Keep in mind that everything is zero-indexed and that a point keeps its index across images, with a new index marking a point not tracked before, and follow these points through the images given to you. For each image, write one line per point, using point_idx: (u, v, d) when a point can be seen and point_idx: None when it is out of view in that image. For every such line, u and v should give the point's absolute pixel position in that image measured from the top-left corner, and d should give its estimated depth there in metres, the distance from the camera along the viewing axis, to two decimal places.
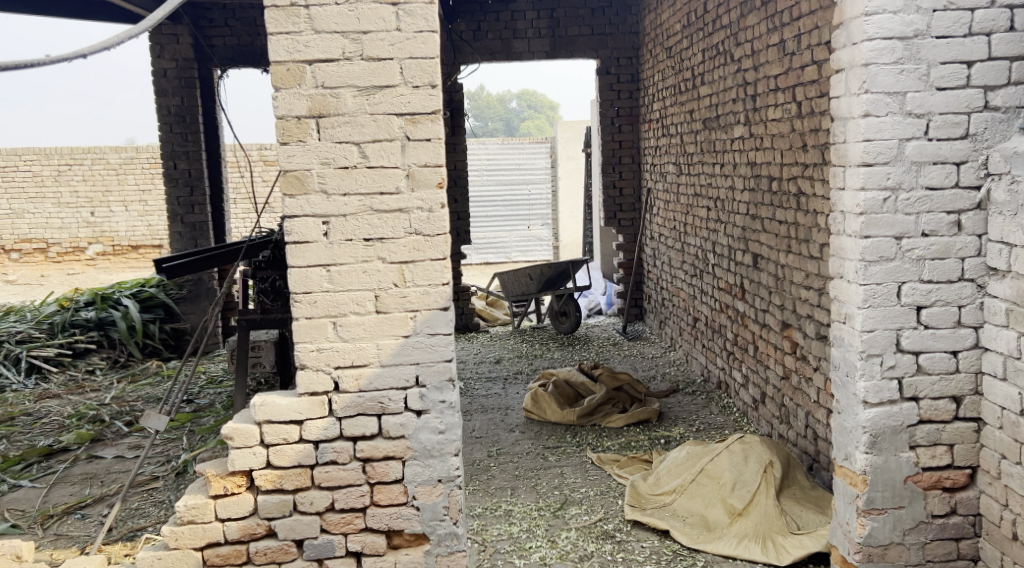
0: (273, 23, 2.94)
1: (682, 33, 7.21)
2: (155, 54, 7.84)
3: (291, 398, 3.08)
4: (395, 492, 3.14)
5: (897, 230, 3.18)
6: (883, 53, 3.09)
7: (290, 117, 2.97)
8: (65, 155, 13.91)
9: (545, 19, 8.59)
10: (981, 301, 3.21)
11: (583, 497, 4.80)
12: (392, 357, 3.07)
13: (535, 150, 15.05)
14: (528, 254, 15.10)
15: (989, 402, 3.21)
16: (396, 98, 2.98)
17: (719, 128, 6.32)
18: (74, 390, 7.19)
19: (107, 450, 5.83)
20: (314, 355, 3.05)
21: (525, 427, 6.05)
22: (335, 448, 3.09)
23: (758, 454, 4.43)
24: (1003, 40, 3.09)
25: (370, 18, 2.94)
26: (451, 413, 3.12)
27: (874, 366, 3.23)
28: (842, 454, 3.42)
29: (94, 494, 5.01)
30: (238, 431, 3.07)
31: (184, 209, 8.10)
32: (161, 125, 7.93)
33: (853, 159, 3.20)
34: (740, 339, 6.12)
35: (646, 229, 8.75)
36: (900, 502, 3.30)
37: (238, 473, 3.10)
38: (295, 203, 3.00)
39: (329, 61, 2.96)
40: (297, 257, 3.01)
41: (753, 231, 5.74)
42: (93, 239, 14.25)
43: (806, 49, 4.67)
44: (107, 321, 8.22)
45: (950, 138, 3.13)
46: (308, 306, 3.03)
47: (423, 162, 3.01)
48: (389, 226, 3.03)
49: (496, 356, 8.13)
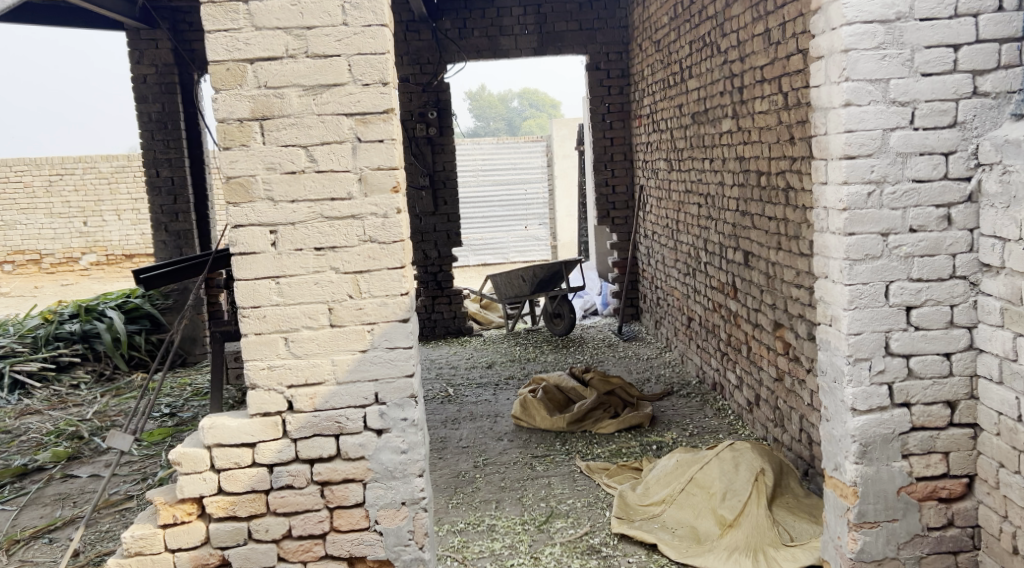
0: (211, 20, 2.79)
1: (670, 25, 7.00)
2: (134, 61, 7.69)
3: (242, 419, 2.92)
4: (356, 516, 2.96)
5: (883, 226, 2.99)
6: (863, 38, 2.90)
7: (232, 121, 2.81)
8: (56, 165, 13.77)
9: (532, 14, 8.37)
10: (974, 300, 3.02)
11: (569, 510, 4.62)
12: (349, 373, 2.90)
13: (531, 149, 14.85)
14: (526, 254, 14.91)
15: (986, 406, 3.02)
16: (344, 97, 2.81)
17: (708, 123, 6.13)
18: (56, 406, 6.93)
19: (83, 468, 5.59)
20: (265, 374, 2.89)
21: (514, 436, 5.86)
22: (290, 472, 2.92)
23: (749, 462, 4.26)
24: (992, 21, 2.89)
25: (315, 12, 2.77)
26: (413, 432, 2.94)
27: (863, 372, 3.04)
28: (832, 464, 3.23)
29: (65, 516, 4.80)
30: (186, 456, 2.91)
31: (167, 217, 7.89)
32: (142, 132, 7.77)
33: (834, 151, 3.01)
34: (733, 339, 5.93)
35: (639, 227, 8.55)
36: (894, 515, 3.11)
37: (188, 500, 2.95)
38: (240, 212, 2.83)
39: (272, 59, 2.79)
40: (243, 270, 2.84)
41: (743, 227, 5.55)
42: (86, 250, 14.12)
43: (790, 38, 4.49)
44: (92, 333, 7.96)
45: (937, 127, 2.95)
46: (258, 321, 2.86)
47: (376, 166, 2.83)
48: (342, 234, 2.85)
49: (489, 361, 7.94)
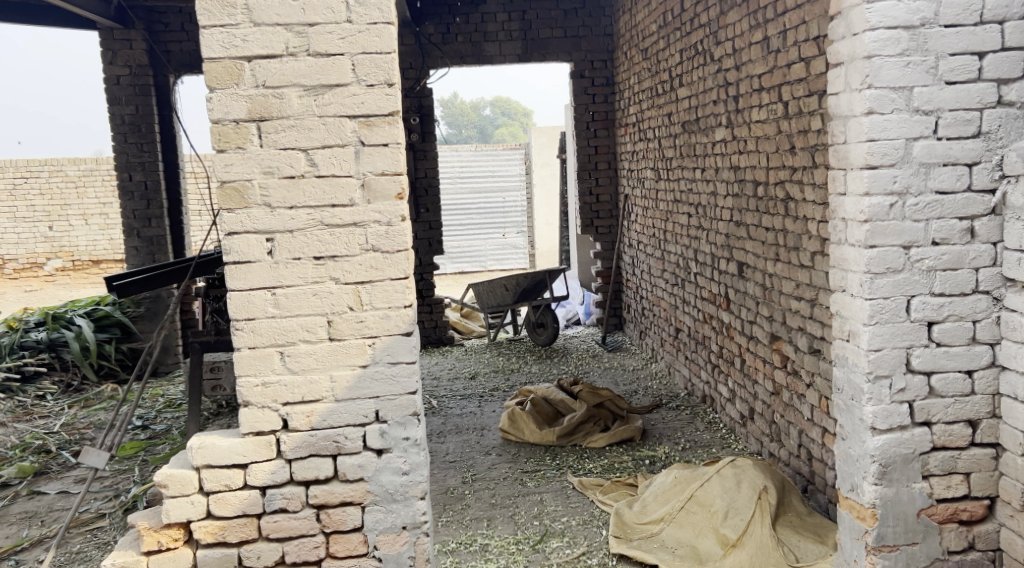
0: (205, 14, 2.62)
1: (659, 34, 6.91)
2: (107, 61, 7.44)
3: (233, 439, 2.74)
4: (354, 542, 2.80)
5: (905, 238, 2.90)
6: (887, 45, 2.81)
7: (227, 121, 2.64)
8: (20, 168, 13.37)
9: (517, 21, 8.25)
10: (997, 315, 2.94)
11: (564, 528, 4.47)
12: (348, 391, 2.73)
13: (509, 156, 14.72)
14: (503, 262, 14.80)
15: (1009, 426, 2.93)
16: (348, 98, 2.65)
17: (700, 132, 6.03)
18: (22, 417, 6.65)
19: (51, 485, 5.34)
20: (259, 392, 2.72)
21: (502, 450, 5.71)
22: (284, 495, 2.75)
23: (751, 480, 4.14)
24: (1018, 29, 2.82)
25: (318, 8, 2.62)
26: (416, 452, 2.78)
27: (883, 390, 2.95)
28: (848, 485, 3.13)
29: (32, 536, 4.56)
30: (173, 478, 2.73)
31: (140, 223, 7.63)
32: (115, 135, 7.50)
33: (855, 161, 2.92)
34: (725, 352, 5.82)
35: (624, 236, 8.45)
36: (914, 538, 3.02)
37: (175, 526, 2.77)
38: (234, 218, 2.66)
39: (270, 57, 2.63)
40: (237, 279, 2.67)
41: (737, 238, 5.44)
42: (51, 255, 13.77)
43: (792, 46, 4.39)
44: (60, 342, 7.69)
45: (961, 137, 2.86)
46: (251, 334, 2.69)
47: (381, 170, 2.68)
48: (343, 242, 2.69)
49: (472, 371, 7.77)
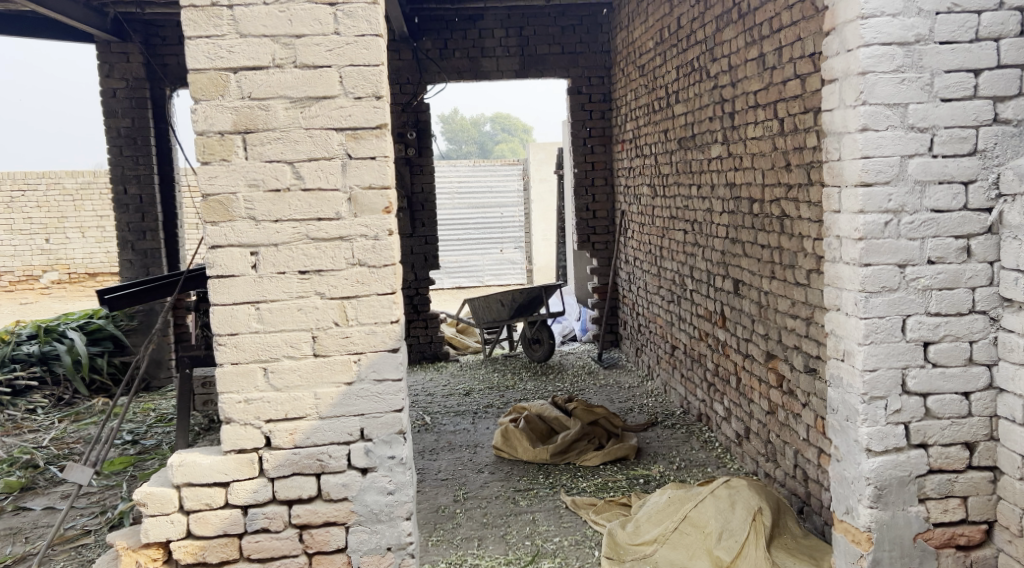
0: (191, 25, 2.58)
1: (655, 51, 6.90)
2: (104, 74, 7.42)
3: (214, 456, 2.69)
4: (337, 563, 2.74)
5: (900, 257, 2.86)
6: (882, 61, 2.78)
7: (212, 133, 2.60)
8: (18, 180, 13.35)
9: (514, 37, 8.25)
10: (995, 336, 2.89)
11: (556, 549, 4.40)
12: (332, 408, 2.68)
13: (507, 172, 14.69)
14: (500, 278, 14.79)
15: (1007, 449, 2.88)
16: (335, 111, 2.61)
17: (696, 148, 6.00)
18: (11, 432, 6.58)
19: (36, 501, 5.27)
20: (242, 408, 2.66)
21: (495, 468, 5.64)
22: (266, 514, 2.69)
23: (745, 501, 4.09)
24: (1014, 46, 2.79)
25: (305, 19, 2.58)
26: (402, 472, 2.73)
27: (878, 411, 2.90)
28: (843, 507, 3.09)
29: (15, 553, 4.49)
30: (152, 496, 2.68)
31: (135, 236, 7.59)
32: (111, 148, 7.48)
33: (849, 178, 2.89)
34: (721, 370, 5.76)
35: (620, 252, 8.40)
36: (910, 563, 2.96)
37: (153, 545, 2.71)
38: (219, 232, 2.62)
39: (257, 69, 2.60)
40: (221, 294, 2.63)
41: (733, 256, 5.40)
42: (47, 267, 13.72)
43: (788, 62, 4.36)
44: (51, 355, 7.61)
45: (957, 154, 2.83)
46: (234, 350, 2.64)
47: (367, 184, 2.63)
48: (329, 256, 2.64)
49: (466, 388, 7.69)
